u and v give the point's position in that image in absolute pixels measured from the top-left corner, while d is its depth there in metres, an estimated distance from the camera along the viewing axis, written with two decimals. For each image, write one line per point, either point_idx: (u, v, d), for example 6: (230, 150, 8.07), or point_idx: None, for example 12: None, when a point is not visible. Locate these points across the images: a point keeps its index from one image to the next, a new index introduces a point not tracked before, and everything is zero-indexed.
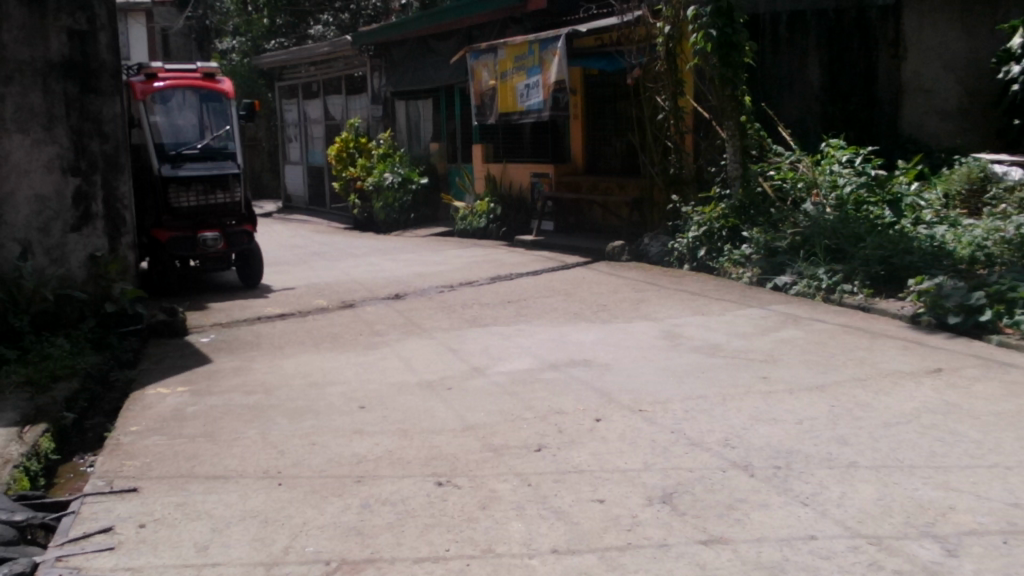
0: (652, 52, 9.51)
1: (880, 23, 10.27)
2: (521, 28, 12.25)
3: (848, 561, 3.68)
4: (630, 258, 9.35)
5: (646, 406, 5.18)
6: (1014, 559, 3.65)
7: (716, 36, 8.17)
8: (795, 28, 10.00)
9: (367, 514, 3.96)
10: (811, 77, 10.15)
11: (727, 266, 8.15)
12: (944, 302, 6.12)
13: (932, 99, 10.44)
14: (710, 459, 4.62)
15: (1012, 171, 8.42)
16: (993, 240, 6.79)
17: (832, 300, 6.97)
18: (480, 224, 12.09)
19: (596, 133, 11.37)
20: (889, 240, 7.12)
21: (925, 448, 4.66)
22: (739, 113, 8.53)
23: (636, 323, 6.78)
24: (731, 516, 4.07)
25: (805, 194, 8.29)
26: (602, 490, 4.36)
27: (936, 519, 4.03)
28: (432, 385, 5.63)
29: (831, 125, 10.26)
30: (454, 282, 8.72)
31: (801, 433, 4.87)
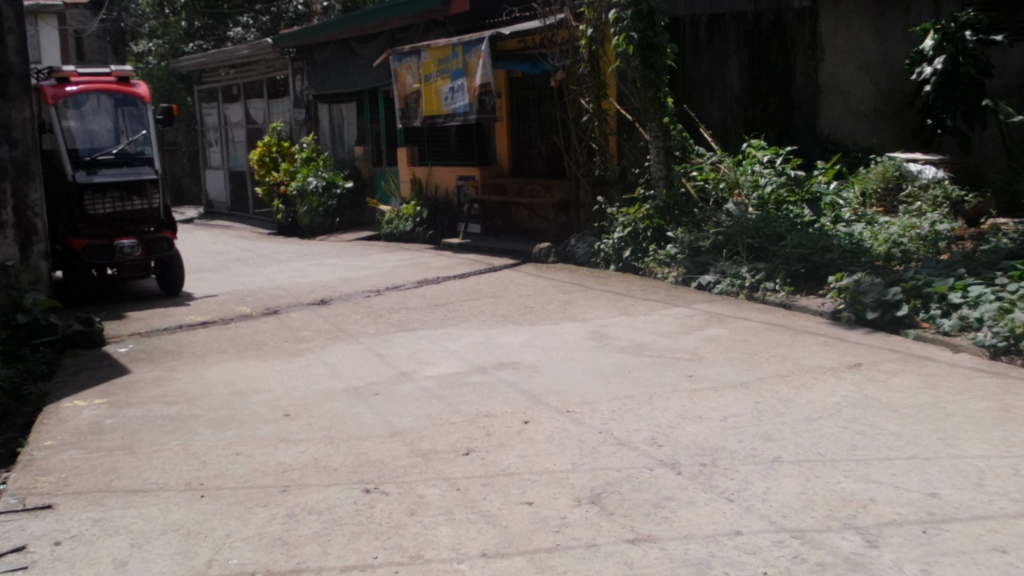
0: (575, 55, 10.07)
1: (796, 27, 11.05)
2: (444, 31, 12.63)
3: (775, 555, 3.61)
4: (556, 258, 10.15)
5: (574, 408, 5.34)
6: (934, 547, 3.63)
7: (637, 38, 8.94)
8: (714, 31, 11.01)
9: (294, 524, 3.95)
10: (733, 79, 11.09)
11: (653, 266, 8.99)
12: (862, 298, 7.01)
13: (849, 99, 11.15)
14: (638, 458, 4.59)
15: (925, 171, 9.71)
16: (910, 238, 7.99)
17: (756, 297, 7.81)
18: (406, 228, 12.48)
19: (521, 135, 11.84)
20: (808, 239, 8.06)
21: (847, 441, 4.76)
22: (660, 116, 9.37)
23: (562, 324, 7.31)
24: (658, 515, 3.98)
25: (727, 194, 9.28)
26: (530, 492, 4.28)
27: (858, 511, 3.98)
28: (359, 391, 5.79)
29: (751, 127, 11.21)
30: (380, 287, 9.01)
31: (726, 430, 4.96)
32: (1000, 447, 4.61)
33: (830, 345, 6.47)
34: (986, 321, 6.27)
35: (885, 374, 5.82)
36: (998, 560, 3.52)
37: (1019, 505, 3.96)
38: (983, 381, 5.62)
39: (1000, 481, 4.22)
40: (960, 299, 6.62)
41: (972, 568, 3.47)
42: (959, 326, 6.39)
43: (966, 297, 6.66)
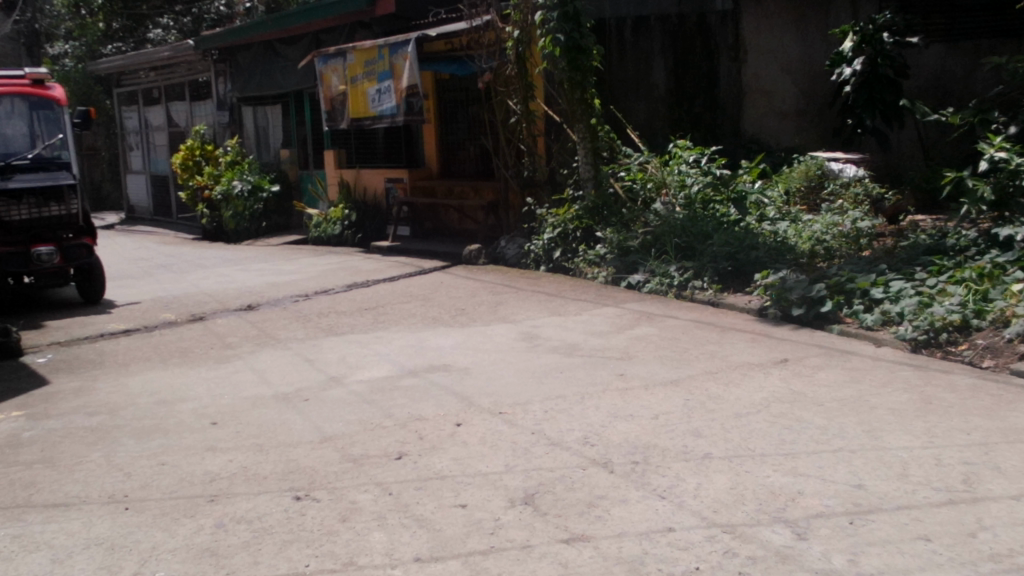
0: (502, 57, 10.05)
1: (720, 29, 11.21)
2: (369, 32, 12.57)
3: (706, 551, 3.65)
4: (487, 260, 10.12)
5: (506, 409, 5.33)
6: (861, 537, 3.70)
7: (563, 40, 8.95)
8: (639, 32, 10.97)
9: (222, 535, 3.87)
10: (658, 80, 11.15)
11: (583, 266, 9.04)
12: (788, 294, 7.11)
13: (771, 100, 11.40)
14: (570, 458, 4.60)
15: (846, 170, 9.92)
16: (833, 234, 8.18)
17: (684, 296, 7.89)
18: (333, 231, 12.34)
19: (449, 138, 11.84)
20: (734, 238, 8.16)
21: (775, 436, 4.83)
22: (587, 117, 9.39)
23: (493, 326, 7.30)
24: (591, 514, 3.99)
25: (654, 194, 9.38)
26: (463, 494, 4.26)
27: (787, 504, 4.04)
28: (288, 397, 5.70)
29: (678, 127, 11.27)
30: (308, 291, 8.91)
31: (657, 427, 5.01)
32: (922, 438, 4.72)
33: (757, 342, 6.57)
34: (907, 315, 6.45)
35: (810, 369, 5.93)
36: (922, 548, 3.61)
37: (941, 494, 4.07)
38: (905, 374, 5.77)
39: (922, 470, 4.32)
40: (882, 295, 6.79)
41: (898, 557, 3.55)
42: (881, 320, 6.54)
43: (887, 292, 6.84)
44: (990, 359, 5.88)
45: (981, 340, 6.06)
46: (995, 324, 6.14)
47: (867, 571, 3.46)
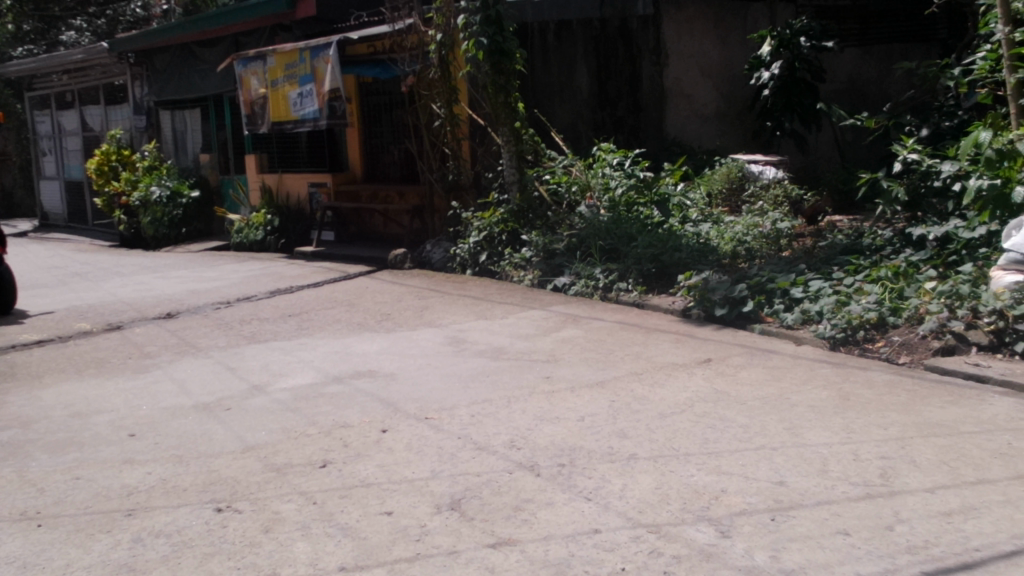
0: (426, 60, 10.01)
1: (641, 33, 11.22)
2: (290, 35, 12.46)
3: (631, 551, 3.67)
4: (413, 265, 10.07)
5: (432, 414, 5.30)
6: (783, 533, 3.77)
7: (486, 43, 8.95)
8: (563, 36, 10.96)
9: (140, 549, 3.78)
10: (582, 84, 11.10)
11: (509, 269, 9.03)
12: (710, 295, 7.21)
13: (692, 103, 11.60)
14: (496, 462, 4.60)
15: (766, 172, 10.11)
16: (753, 235, 8.34)
17: (609, 298, 7.94)
18: (257, 236, 12.17)
19: (372, 141, 11.76)
20: (657, 240, 8.25)
21: (699, 435, 4.89)
22: (512, 119, 9.39)
23: (419, 330, 7.26)
24: (518, 517, 3.99)
25: (580, 197, 9.46)
26: (389, 501, 4.22)
27: (710, 503, 4.09)
28: (209, 407, 5.59)
29: (599, 131, 11.30)
30: (230, 299, 8.76)
31: (583, 429, 5.03)
32: (841, 433, 4.83)
33: (681, 342, 6.65)
34: (826, 313, 6.59)
35: (733, 368, 6.02)
36: (842, 543, 3.68)
37: (860, 489, 4.16)
38: (825, 371, 5.89)
39: (841, 466, 4.42)
40: (802, 294, 6.95)
41: (817, 552, 3.61)
42: (801, 320, 6.67)
43: (807, 292, 7.00)
44: (906, 355, 6.04)
45: (897, 337, 6.22)
46: (910, 320, 6.31)
47: (788, 566, 3.51)
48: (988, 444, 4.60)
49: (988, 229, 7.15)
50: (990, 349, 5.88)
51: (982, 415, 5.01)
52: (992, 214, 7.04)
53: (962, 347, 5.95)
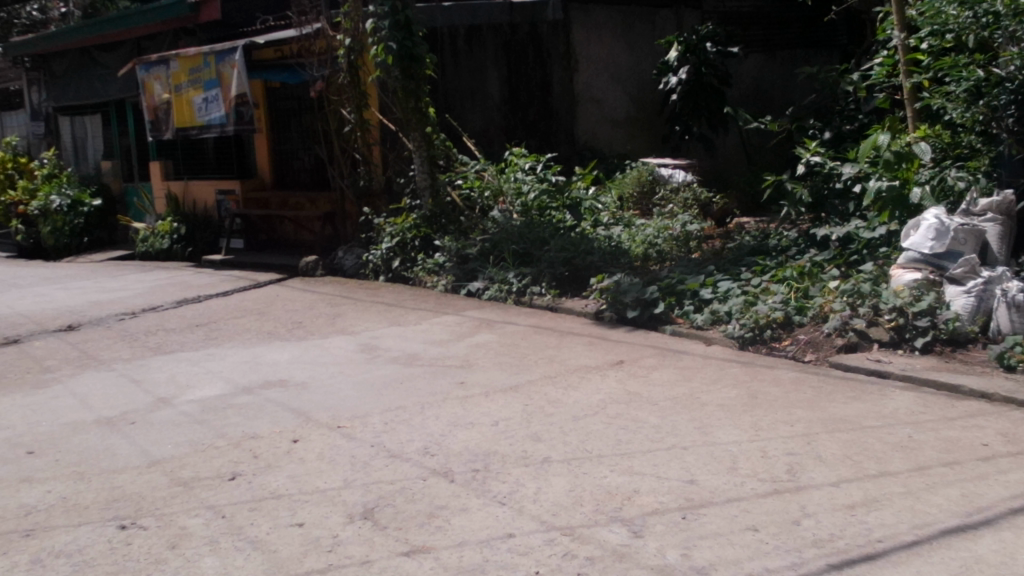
0: (334, 65, 9.95)
1: (551, 38, 11.16)
2: (194, 39, 12.23)
3: (546, 554, 3.68)
4: (325, 271, 9.95)
5: (345, 423, 5.25)
6: (693, 531, 3.82)
7: (396, 49, 8.89)
8: (472, 41, 11.08)
9: (38, 571, 3.65)
10: (493, 89, 11.19)
11: (422, 275, 8.99)
12: (623, 297, 7.27)
13: (602, 108, 11.63)
14: (409, 469, 4.57)
15: (676, 175, 10.24)
16: (664, 237, 8.47)
17: (523, 301, 7.96)
18: (162, 245, 11.79)
19: (282, 147, 11.60)
20: (570, 244, 8.30)
21: (612, 436, 4.93)
22: (423, 125, 9.40)
23: (331, 338, 7.17)
24: (431, 524, 3.97)
25: (492, 201, 9.50)
26: (300, 512, 4.16)
27: (623, 503, 4.13)
28: (112, 421, 5.43)
29: (512, 137, 11.31)
30: (135, 309, 8.53)
31: (497, 434, 5.03)
32: (749, 431, 4.92)
33: (594, 345, 6.70)
34: (735, 314, 6.72)
35: (645, 369, 6.09)
36: (751, 538, 3.75)
37: (767, 485, 4.24)
38: (734, 371, 6.00)
39: (750, 463, 4.50)
40: (711, 295, 7.09)
41: (727, 548, 3.67)
42: (711, 320, 6.80)
43: (716, 292, 7.15)
44: (812, 353, 6.19)
45: (803, 335, 6.36)
46: (815, 319, 6.46)
47: (699, 564, 3.56)
48: (890, 437, 4.74)
49: (887, 229, 7.24)
50: (891, 345, 6.06)
51: (884, 409, 5.16)
52: (890, 215, 7.29)
53: (865, 344, 6.12)
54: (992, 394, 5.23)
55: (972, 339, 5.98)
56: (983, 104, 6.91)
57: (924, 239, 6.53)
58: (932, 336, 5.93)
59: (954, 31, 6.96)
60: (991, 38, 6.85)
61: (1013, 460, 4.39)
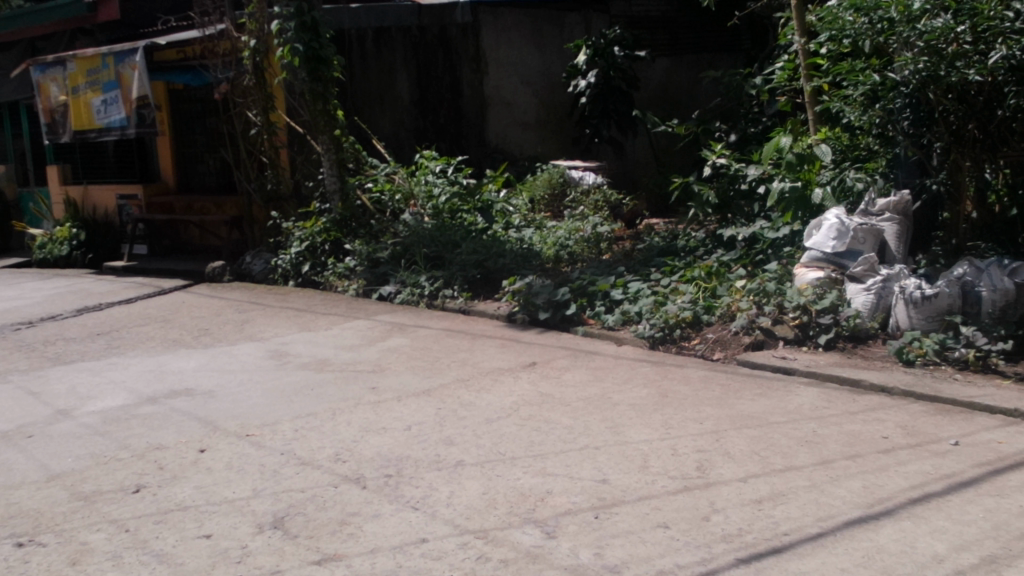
0: (239, 67, 9.75)
1: (461, 40, 11.21)
2: (92, 40, 11.90)
3: (459, 558, 3.66)
4: (232, 277, 9.77)
5: (254, 430, 5.15)
6: (605, 530, 3.85)
7: (302, 50, 8.74)
8: (381, 43, 11.13)
9: None
10: (402, 92, 11.25)
11: (332, 279, 8.90)
12: (534, 299, 7.31)
13: (511, 111, 11.64)
14: (320, 476, 4.50)
15: (587, 177, 10.36)
16: (575, 239, 8.55)
17: (435, 305, 7.93)
18: (61, 251, 11.45)
19: (186, 151, 11.35)
20: (482, 246, 8.30)
21: (524, 438, 4.94)
22: (332, 127, 9.29)
23: (240, 345, 7.04)
24: (343, 532, 3.92)
25: (403, 205, 9.48)
26: (207, 524, 4.06)
27: (536, 504, 4.14)
28: (9, 435, 5.24)
29: (423, 139, 11.39)
30: (33, 318, 8.24)
31: (410, 438, 5.00)
32: (659, 429, 4.98)
33: (507, 347, 6.71)
34: (645, 314, 6.81)
35: (557, 371, 6.12)
36: (662, 536, 3.79)
37: (678, 482, 4.30)
38: (644, 370, 6.07)
39: (660, 461, 4.56)
40: (621, 296, 7.16)
41: (639, 546, 3.71)
42: (621, 320, 6.88)
43: (626, 293, 7.23)
44: (720, 351, 6.30)
45: (711, 334, 6.49)
46: (723, 318, 6.59)
47: (611, 562, 3.59)
48: (795, 432, 4.85)
49: (790, 229, 7.56)
50: (796, 342, 6.22)
51: (789, 405, 5.28)
52: (793, 216, 7.56)
53: (770, 341, 6.28)
54: (891, 388, 5.40)
55: (873, 335, 6.17)
56: (880, 107, 6.80)
57: (826, 239, 6.70)
58: (834, 332, 6.12)
59: (852, 37, 6.76)
60: (887, 44, 6.63)
61: (912, 451, 4.54)
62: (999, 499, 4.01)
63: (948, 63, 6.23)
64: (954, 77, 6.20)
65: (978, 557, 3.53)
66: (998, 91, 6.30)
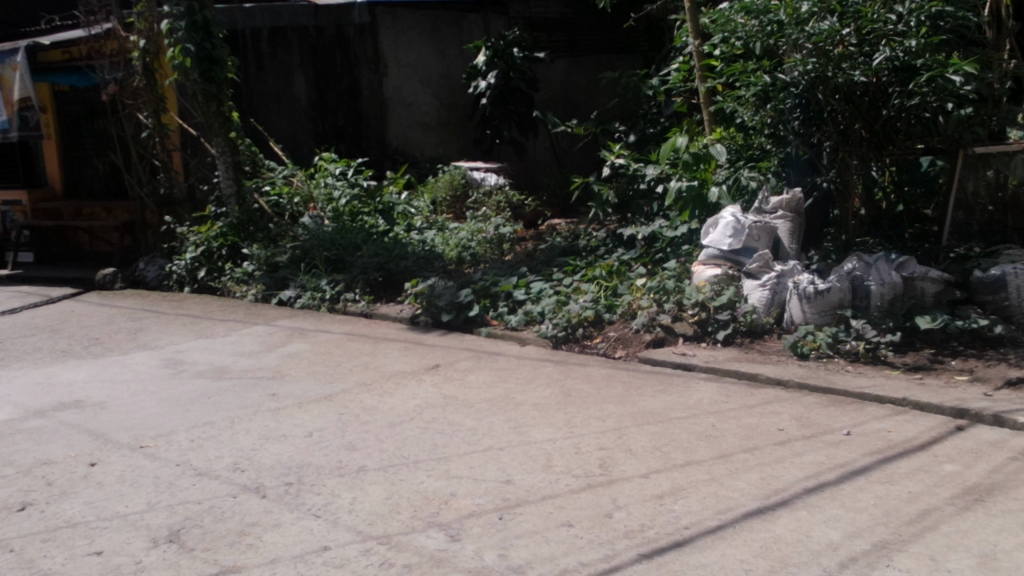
0: (127, 67, 9.50)
1: (358, 41, 11.13)
2: None
3: (362, 565, 3.61)
4: (124, 284, 9.45)
5: (148, 442, 5.00)
6: (510, 531, 3.84)
7: (194, 51, 8.57)
8: (276, 43, 11.00)
9: None
10: (299, 92, 11.13)
11: (229, 285, 8.70)
12: (437, 301, 7.28)
13: (412, 111, 11.59)
14: (218, 487, 4.39)
15: (489, 178, 10.35)
16: (477, 240, 8.58)
17: (337, 310, 7.81)
18: None
19: (73, 154, 10.97)
20: (384, 248, 8.23)
21: (428, 441, 4.91)
22: (225, 130, 9.10)
23: (133, 354, 6.83)
24: (242, 543, 3.83)
25: (302, 207, 9.41)
26: (98, 540, 3.92)
27: (440, 508, 4.11)
28: None
29: (322, 140, 11.30)
30: None
31: (311, 445, 4.92)
32: (563, 428, 5.01)
33: (410, 350, 6.66)
34: (547, 313, 6.84)
35: (460, 372, 6.10)
36: (566, 534, 3.81)
37: (581, 480, 4.33)
38: (548, 369, 6.10)
39: (564, 460, 4.58)
40: (523, 296, 7.19)
41: (543, 546, 3.71)
42: (525, 320, 6.90)
43: (528, 293, 7.26)
44: (622, 349, 6.38)
45: (613, 332, 6.56)
46: (624, 316, 6.67)
47: (516, 563, 3.59)
48: (695, 427, 4.93)
49: (688, 228, 7.71)
50: (695, 339, 6.34)
51: (690, 400, 5.36)
52: (691, 215, 7.70)
53: (671, 339, 6.37)
54: (787, 381, 5.53)
55: (769, 330, 6.32)
56: (771, 107, 6.90)
57: (723, 236, 6.82)
58: (732, 328, 6.24)
59: (743, 39, 6.87)
60: (777, 46, 6.74)
61: (806, 442, 4.65)
62: (889, 486, 4.14)
63: (835, 65, 6.42)
64: (841, 78, 6.39)
65: (870, 543, 3.64)
66: (883, 93, 6.54)
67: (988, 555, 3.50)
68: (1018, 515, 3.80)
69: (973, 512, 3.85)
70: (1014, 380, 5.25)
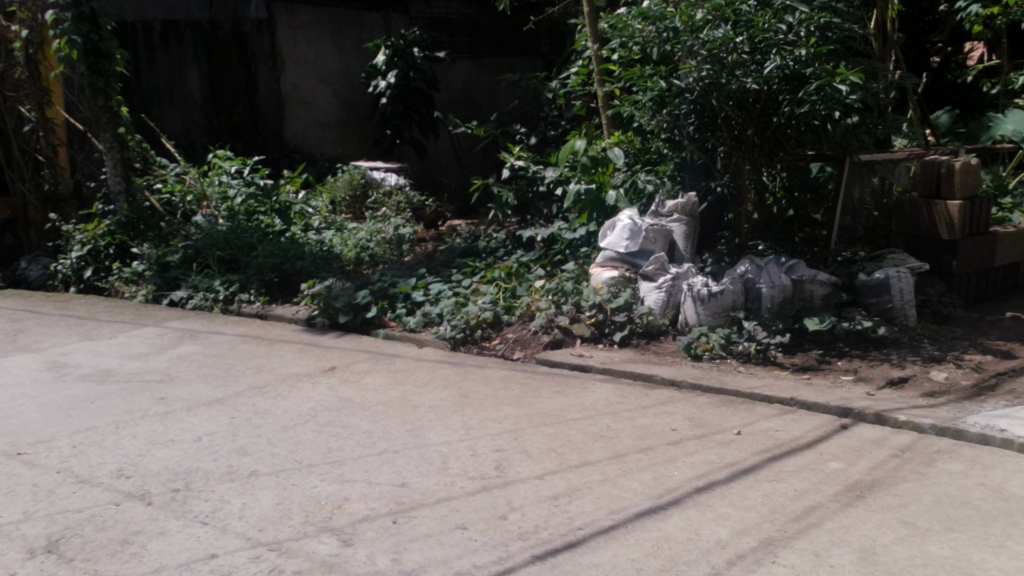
0: (9, 59, 9.16)
1: (255, 38, 10.94)
2: None
3: (250, 572, 3.53)
4: (5, 284, 9.05)
5: (26, 449, 4.80)
6: (403, 535, 3.81)
7: (81, 43, 8.26)
8: (168, 37, 10.84)
9: None
10: (193, 88, 10.99)
11: (118, 285, 8.41)
12: (334, 302, 7.15)
13: (311, 110, 11.44)
14: (101, 494, 4.24)
15: (388, 178, 10.29)
16: (376, 241, 8.50)
17: (230, 310, 7.63)
18: None
19: None
20: (280, 248, 8.09)
21: (321, 445, 4.83)
22: (114, 126, 8.85)
23: (12, 357, 6.54)
24: (125, 552, 3.70)
25: (195, 206, 9.21)
26: None
27: (333, 513, 4.04)
28: None
29: (216, 138, 11.14)
30: None
31: (200, 450, 4.79)
32: (459, 430, 4.99)
33: (305, 352, 6.55)
34: (445, 315, 6.82)
35: (357, 375, 6.03)
36: (460, 537, 3.79)
37: (477, 482, 4.32)
38: (445, 372, 6.07)
39: (459, 462, 4.56)
40: (422, 297, 7.15)
41: (436, 549, 3.69)
42: (423, 322, 6.85)
43: (427, 295, 7.22)
44: (520, 351, 6.39)
45: (511, 334, 6.57)
46: (522, 317, 6.71)
47: (409, 567, 3.55)
48: (590, 428, 4.97)
49: (586, 230, 7.84)
50: (592, 339, 6.39)
51: (586, 401, 5.41)
52: (589, 217, 7.80)
53: (568, 340, 6.40)
54: (680, 382, 5.61)
55: (664, 332, 6.41)
56: (666, 112, 7.02)
57: (620, 238, 6.91)
58: (627, 330, 6.31)
59: (640, 44, 6.90)
60: (672, 53, 6.84)
61: (698, 442, 4.73)
62: (776, 484, 4.24)
63: (729, 72, 6.57)
64: (734, 85, 6.56)
65: (757, 540, 3.72)
66: (773, 101, 6.69)
67: (868, 550, 3.62)
68: (896, 510, 3.94)
69: (855, 508, 3.97)
70: (896, 380, 5.44)
